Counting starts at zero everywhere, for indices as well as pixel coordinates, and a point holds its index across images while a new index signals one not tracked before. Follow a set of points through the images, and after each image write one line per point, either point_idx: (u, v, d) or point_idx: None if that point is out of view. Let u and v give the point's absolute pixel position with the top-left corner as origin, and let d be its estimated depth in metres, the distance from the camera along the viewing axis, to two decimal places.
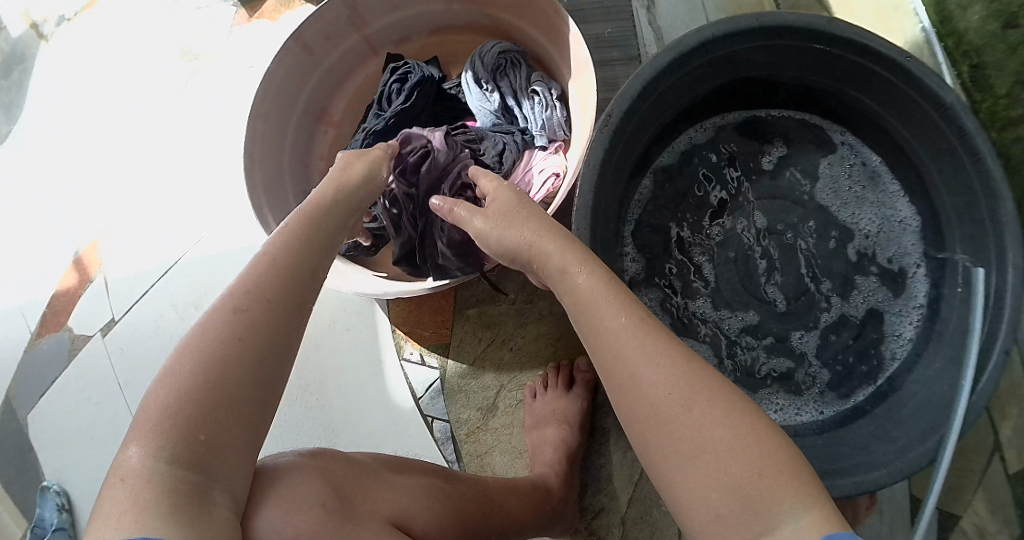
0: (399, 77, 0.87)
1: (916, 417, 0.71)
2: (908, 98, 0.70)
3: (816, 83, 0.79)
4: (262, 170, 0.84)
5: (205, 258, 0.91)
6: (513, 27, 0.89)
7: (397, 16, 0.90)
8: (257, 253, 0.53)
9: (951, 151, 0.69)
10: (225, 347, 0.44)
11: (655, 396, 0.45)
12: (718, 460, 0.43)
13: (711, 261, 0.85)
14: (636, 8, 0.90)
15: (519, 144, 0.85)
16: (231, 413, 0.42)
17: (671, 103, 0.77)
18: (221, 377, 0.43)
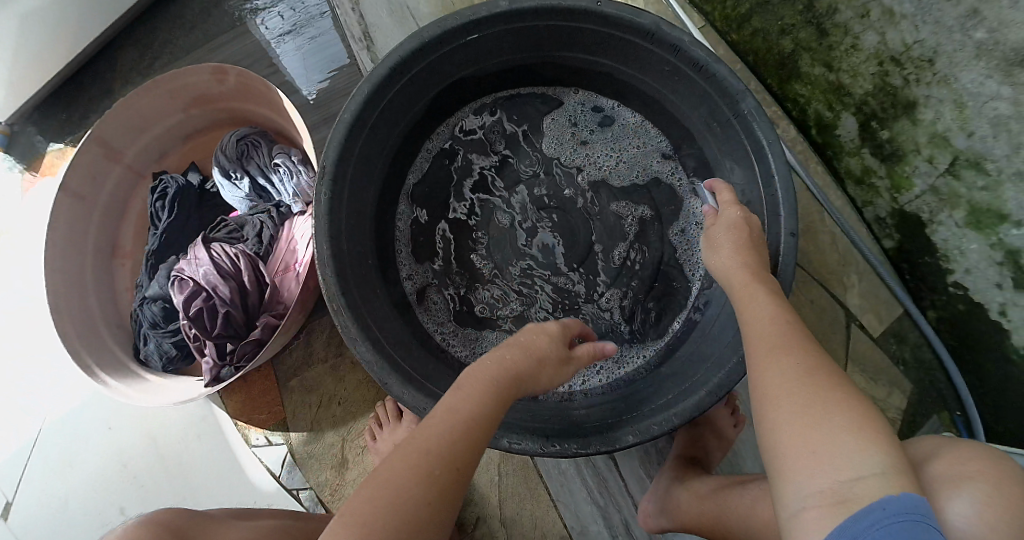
0: (159, 195, 0.93)
1: (716, 315, 0.83)
2: (623, 38, 0.83)
3: (529, 56, 0.90)
4: (71, 319, 0.84)
5: (67, 410, 0.96)
6: (245, 113, 0.96)
7: (147, 137, 0.95)
8: (449, 421, 0.55)
9: (678, 68, 0.82)
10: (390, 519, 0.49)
11: (787, 365, 0.55)
12: (840, 402, 0.51)
13: (490, 248, 0.97)
14: (359, 52, 1.03)
15: (276, 217, 0.89)
16: None
17: (401, 114, 0.86)
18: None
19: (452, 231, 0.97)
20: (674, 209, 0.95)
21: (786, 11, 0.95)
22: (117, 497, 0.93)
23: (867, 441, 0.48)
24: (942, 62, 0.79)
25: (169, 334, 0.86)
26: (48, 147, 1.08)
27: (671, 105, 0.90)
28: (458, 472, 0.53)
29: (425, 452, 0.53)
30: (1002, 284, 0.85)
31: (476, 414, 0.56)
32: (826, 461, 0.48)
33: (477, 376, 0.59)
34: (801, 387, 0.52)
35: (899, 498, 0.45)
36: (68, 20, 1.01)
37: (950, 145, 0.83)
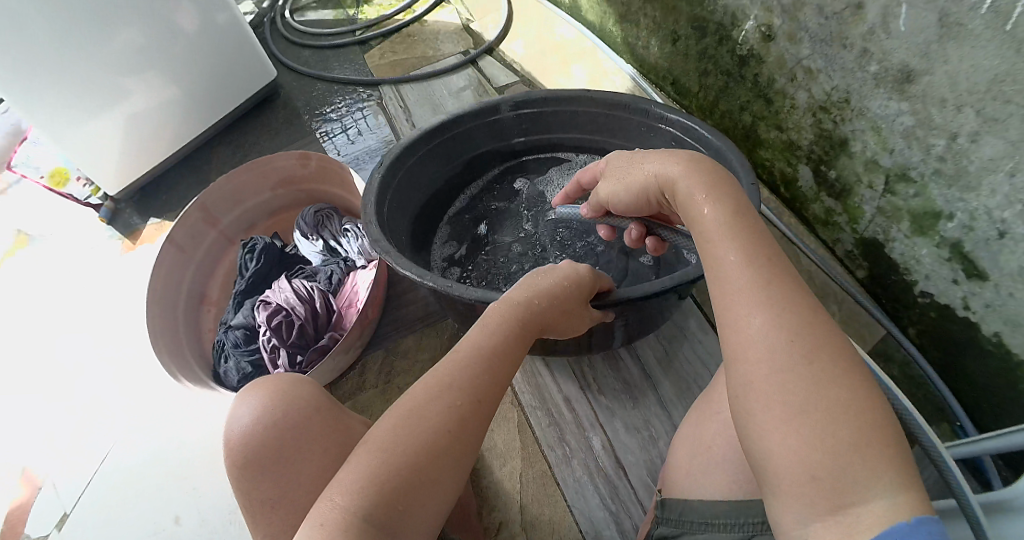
0: (248, 250, 1.14)
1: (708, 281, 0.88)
2: (609, 115, 1.06)
3: (543, 140, 1.16)
4: (164, 338, 1.03)
5: (137, 434, 1.07)
6: (321, 193, 1.20)
7: (240, 209, 1.20)
8: (468, 349, 0.67)
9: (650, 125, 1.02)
10: (422, 425, 0.59)
11: (769, 357, 0.54)
12: (841, 403, 0.50)
13: (506, 265, 1.09)
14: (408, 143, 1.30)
15: (343, 266, 1.09)
16: (415, 479, 0.57)
17: (441, 163, 1.10)
18: (423, 449, 0.58)
19: (475, 256, 1.12)
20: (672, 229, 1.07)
21: (740, 91, 1.17)
22: (165, 509, 0.99)
23: (874, 456, 0.48)
24: (855, 99, 0.99)
25: (248, 353, 1.03)
26: (149, 221, 1.34)
27: None
28: (483, 391, 0.63)
29: (445, 386, 0.62)
30: (957, 278, 0.96)
31: (497, 351, 0.67)
32: (832, 488, 0.48)
33: (493, 323, 0.69)
34: (806, 382, 0.52)
35: (912, 528, 0.45)
36: (174, 122, 1.35)
37: (880, 167, 1.01)
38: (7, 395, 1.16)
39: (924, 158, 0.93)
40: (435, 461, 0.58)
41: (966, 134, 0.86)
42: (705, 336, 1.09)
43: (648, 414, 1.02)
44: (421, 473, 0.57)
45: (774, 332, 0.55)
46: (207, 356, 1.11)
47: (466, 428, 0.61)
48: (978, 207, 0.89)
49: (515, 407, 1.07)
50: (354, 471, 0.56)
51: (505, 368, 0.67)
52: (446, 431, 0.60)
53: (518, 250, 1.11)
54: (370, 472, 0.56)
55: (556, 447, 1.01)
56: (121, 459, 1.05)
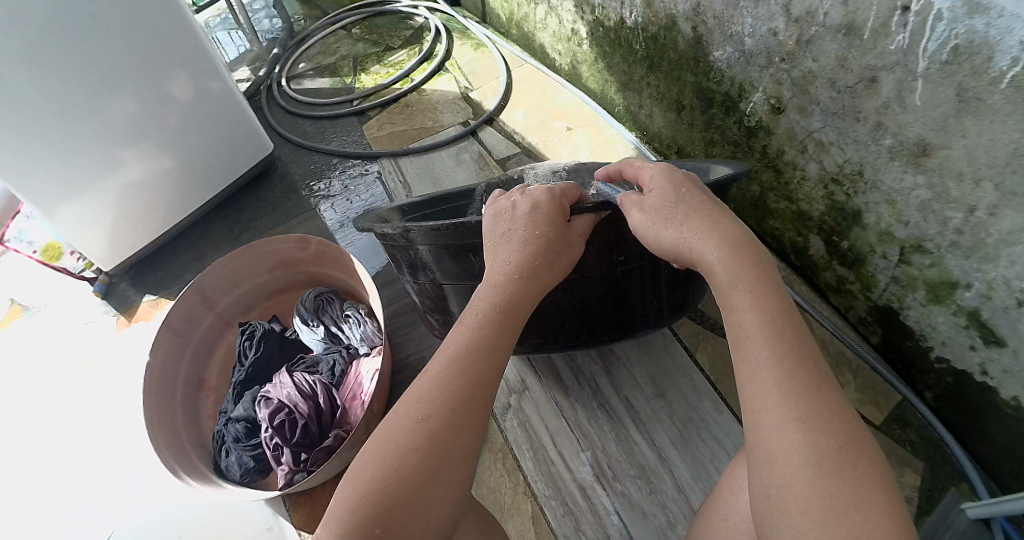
0: (247, 336, 1.10)
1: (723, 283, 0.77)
2: None
3: None
4: (162, 430, 0.96)
5: (124, 533, 0.97)
6: (321, 273, 1.17)
7: (238, 290, 1.15)
8: (452, 350, 0.66)
9: None
10: (406, 436, 0.59)
11: (799, 453, 0.52)
12: (870, 507, 0.49)
13: None
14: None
15: (345, 355, 1.06)
16: (406, 493, 0.56)
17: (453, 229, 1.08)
18: (407, 458, 0.58)
19: None
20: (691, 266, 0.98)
21: (749, 161, 1.16)
22: None
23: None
24: (869, 171, 0.97)
25: (251, 446, 0.97)
26: (145, 298, 1.29)
27: None
28: (468, 389, 0.62)
29: (431, 393, 0.62)
30: (974, 343, 0.93)
31: (481, 347, 0.65)
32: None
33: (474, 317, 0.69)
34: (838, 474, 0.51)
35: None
36: (168, 194, 1.31)
37: (895, 239, 0.98)
38: None
39: (940, 231, 0.90)
40: (433, 469, 0.58)
41: (984, 207, 0.83)
42: (720, 416, 1.04)
43: (666, 500, 0.98)
44: (409, 480, 0.57)
45: (814, 442, 0.52)
46: (206, 446, 1.04)
47: (460, 430, 0.60)
48: (996, 278, 0.86)
49: (527, 498, 1.03)
50: (354, 487, 0.57)
51: (490, 362, 0.65)
52: (437, 434, 0.59)
53: None
54: (367, 485, 0.56)
55: (571, 538, 0.97)
56: None
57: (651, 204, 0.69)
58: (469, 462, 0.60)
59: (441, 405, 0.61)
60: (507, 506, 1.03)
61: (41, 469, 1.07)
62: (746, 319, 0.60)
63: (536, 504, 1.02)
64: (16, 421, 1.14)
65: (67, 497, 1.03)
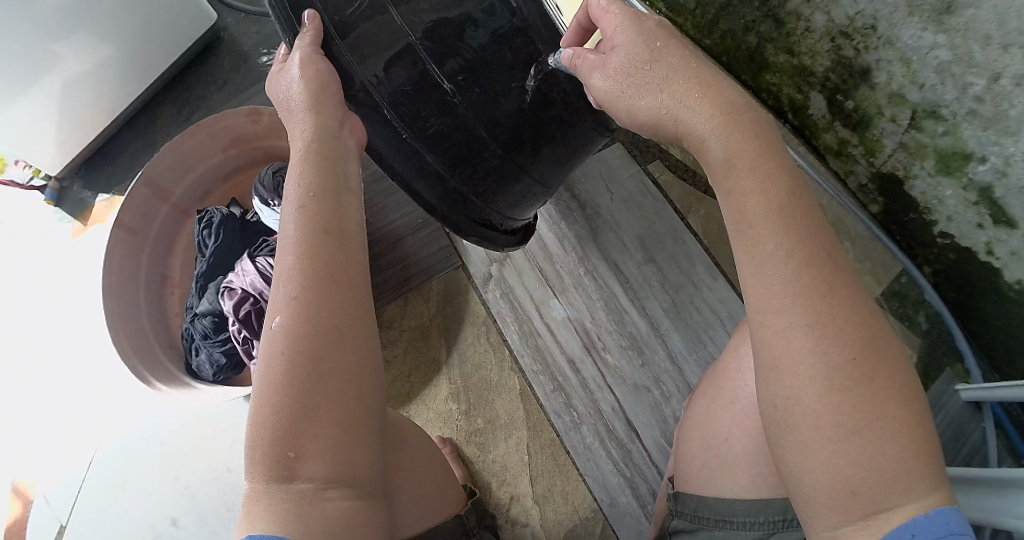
0: (204, 224, 1.02)
1: None
2: None
3: None
4: (128, 336, 0.94)
5: (117, 439, 1.01)
6: (282, 149, 1.07)
7: (192, 177, 1.07)
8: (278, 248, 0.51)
9: None
10: (267, 364, 0.46)
11: (808, 363, 0.41)
12: (879, 420, 0.40)
13: None
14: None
15: None
16: (291, 413, 0.45)
17: None
18: (275, 384, 0.45)
19: None
20: None
21: (744, 9, 1.03)
22: (165, 509, 0.97)
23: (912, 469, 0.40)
24: (883, 26, 0.85)
25: (219, 343, 0.95)
26: (98, 198, 1.19)
27: None
28: (310, 285, 0.48)
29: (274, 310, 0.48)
30: (982, 222, 0.88)
31: (308, 222, 0.51)
32: (873, 502, 0.40)
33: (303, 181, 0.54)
34: (849, 380, 0.41)
35: (932, 518, 0.40)
36: (109, 84, 1.17)
37: (907, 101, 0.89)
38: None
39: (958, 97, 0.81)
40: (312, 375, 0.45)
41: (1011, 75, 0.74)
42: (717, 282, 0.96)
43: (658, 372, 0.94)
44: (289, 399, 0.45)
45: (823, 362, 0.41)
46: (178, 345, 1.02)
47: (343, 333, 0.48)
48: (1014, 153, 0.79)
49: (514, 373, 0.97)
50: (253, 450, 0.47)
51: (332, 232, 0.51)
52: (297, 338, 0.46)
53: None
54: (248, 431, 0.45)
55: (563, 415, 0.94)
56: (106, 469, 1.00)
57: (616, 65, 0.53)
58: (355, 358, 0.48)
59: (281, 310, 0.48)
60: (494, 384, 0.97)
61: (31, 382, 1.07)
62: (750, 207, 0.45)
63: (524, 381, 0.97)
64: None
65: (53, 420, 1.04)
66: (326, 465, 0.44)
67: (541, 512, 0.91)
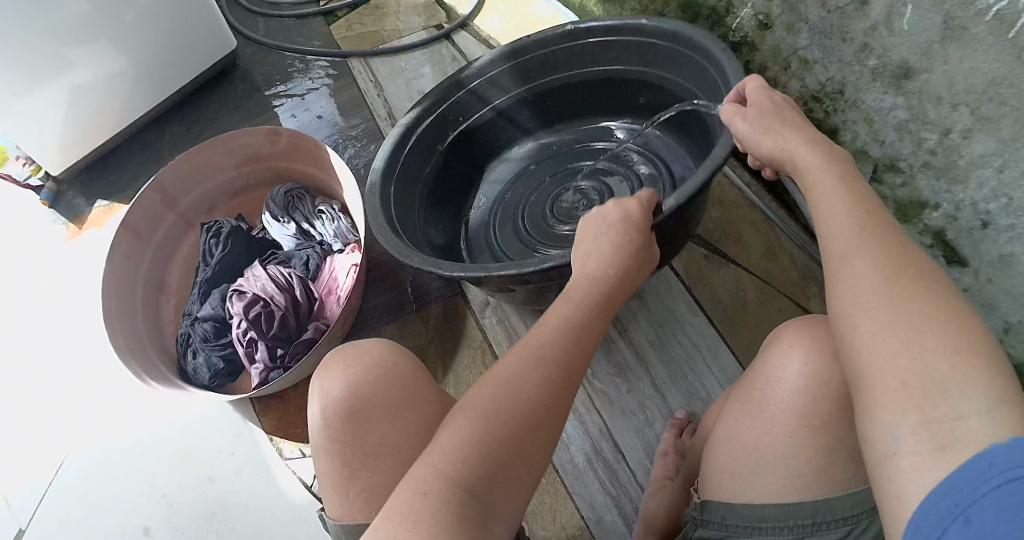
0: (213, 235, 1.05)
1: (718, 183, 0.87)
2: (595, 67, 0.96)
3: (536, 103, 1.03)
4: (124, 334, 0.92)
5: (89, 445, 0.96)
6: (292, 172, 1.11)
7: (202, 189, 1.09)
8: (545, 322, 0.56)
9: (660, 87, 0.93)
10: (508, 402, 0.50)
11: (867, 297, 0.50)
12: (931, 317, 0.39)
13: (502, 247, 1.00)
14: (387, 129, 1.22)
15: (320, 251, 1.01)
16: (504, 455, 0.48)
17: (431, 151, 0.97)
18: (505, 430, 0.49)
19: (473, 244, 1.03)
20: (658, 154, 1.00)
21: None
22: (130, 520, 0.90)
23: (966, 360, 0.37)
24: (850, 90, 0.99)
25: (220, 347, 0.94)
26: (94, 205, 1.18)
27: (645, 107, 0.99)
28: (568, 364, 0.53)
29: (540, 356, 0.53)
30: (938, 265, 0.99)
31: (587, 326, 0.56)
32: (923, 396, 0.37)
33: (582, 282, 0.59)
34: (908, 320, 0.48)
35: (1013, 449, 0.33)
36: (121, 96, 1.20)
37: (870, 157, 1.01)
38: None
39: (914, 150, 0.94)
40: (535, 426, 0.50)
41: (958, 131, 0.87)
42: (698, 318, 1.02)
43: (644, 396, 0.97)
44: (511, 455, 0.49)
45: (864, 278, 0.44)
46: (171, 351, 0.99)
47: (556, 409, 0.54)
48: (964, 200, 0.90)
49: None
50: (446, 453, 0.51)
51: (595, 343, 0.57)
52: (544, 411, 0.51)
53: (507, 224, 1.02)
54: (462, 445, 0.48)
55: None
56: (75, 473, 0.94)
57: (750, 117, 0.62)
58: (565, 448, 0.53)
59: (541, 380, 0.52)
60: None
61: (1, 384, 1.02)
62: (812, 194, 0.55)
63: None
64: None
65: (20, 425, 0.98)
66: (511, 516, 0.48)
67: (530, 529, 0.90)
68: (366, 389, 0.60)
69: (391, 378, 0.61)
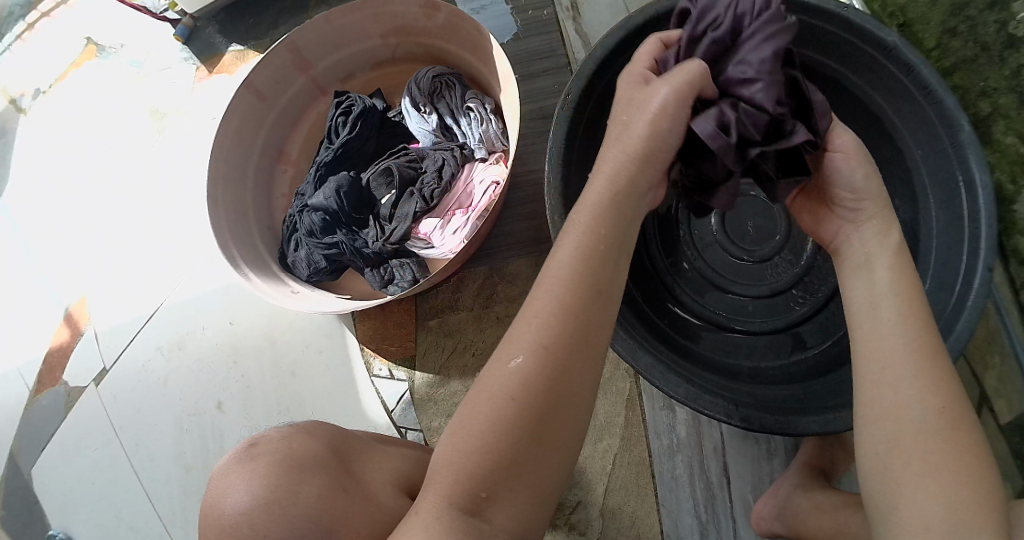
0: (344, 111, 0.91)
1: (951, 273, 0.75)
2: (860, 50, 0.79)
3: None
4: (227, 208, 0.88)
5: (182, 301, 0.96)
6: (442, 52, 0.96)
7: (340, 54, 0.96)
8: (543, 317, 0.50)
9: (922, 115, 0.77)
10: (495, 438, 0.47)
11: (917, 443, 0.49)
12: (962, 477, 0.47)
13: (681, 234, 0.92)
14: (564, 20, 0.97)
15: (458, 157, 0.88)
16: (504, 475, 0.47)
17: None
18: (487, 453, 0.47)
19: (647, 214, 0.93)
20: (889, 183, 0.87)
21: (990, 72, 0.86)
22: (201, 388, 0.94)
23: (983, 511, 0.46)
24: None
25: (324, 245, 0.87)
26: (229, 47, 1.07)
27: (889, 124, 0.82)
28: (548, 392, 0.48)
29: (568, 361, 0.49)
30: None
31: (557, 363, 0.48)
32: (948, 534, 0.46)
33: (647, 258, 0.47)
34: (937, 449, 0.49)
35: None
36: None
37: None
38: (61, 211, 1.06)
39: None
40: (514, 454, 0.47)
41: None
42: None
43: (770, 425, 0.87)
44: (510, 472, 0.47)
45: (922, 403, 0.50)
46: (275, 228, 0.95)
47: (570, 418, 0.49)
48: None
49: (629, 377, 0.90)
50: (486, 420, 0.48)
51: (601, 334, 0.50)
52: (504, 424, 0.47)
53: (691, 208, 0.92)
54: (479, 460, 0.47)
55: (661, 436, 0.87)
56: (161, 328, 0.97)
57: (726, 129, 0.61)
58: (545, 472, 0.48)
59: (538, 388, 0.48)
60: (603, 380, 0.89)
61: (116, 216, 1.03)
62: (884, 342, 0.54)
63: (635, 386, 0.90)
64: (87, 166, 1.07)
65: (128, 263, 1.00)
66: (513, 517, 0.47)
67: (604, 529, 0.86)
68: (271, 473, 0.58)
69: (294, 456, 0.60)
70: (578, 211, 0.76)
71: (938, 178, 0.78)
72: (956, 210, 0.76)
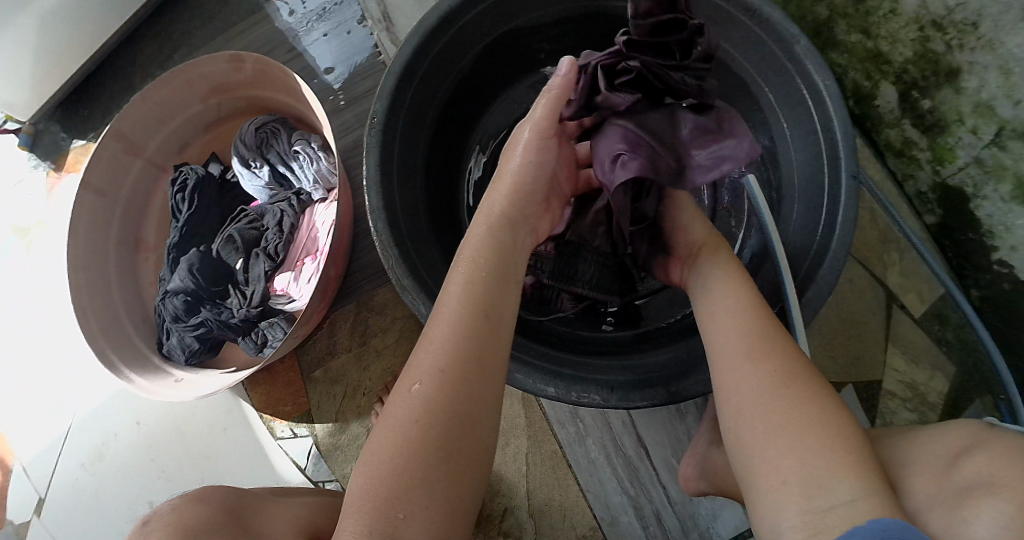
0: (179, 187, 0.90)
1: (805, 193, 0.71)
2: None
3: (594, 22, 0.82)
4: (96, 315, 0.87)
5: (90, 411, 0.97)
6: (264, 100, 0.94)
7: (167, 128, 0.94)
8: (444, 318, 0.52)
9: (755, 36, 0.71)
10: (414, 440, 0.45)
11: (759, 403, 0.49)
12: (814, 425, 0.46)
13: None
14: (378, 34, 0.94)
15: (296, 205, 0.86)
16: (421, 476, 0.44)
17: (434, 100, 0.77)
18: (409, 459, 0.45)
19: None
20: (743, 114, 0.82)
21: None
22: (132, 488, 0.94)
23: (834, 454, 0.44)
24: (988, 25, 0.67)
25: (191, 327, 0.87)
26: (73, 144, 1.07)
27: (727, 55, 0.77)
28: (460, 383, 0.48)
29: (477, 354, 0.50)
30: None
31: (462, 359, 0.49)
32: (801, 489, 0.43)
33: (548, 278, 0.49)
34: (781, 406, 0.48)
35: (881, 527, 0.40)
36: (92, 16, 1.00)
37: (997, 114, 0.71)
38: None
39: None
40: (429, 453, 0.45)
41: None
42: None
43: None
44: (425, 479, 0.45)
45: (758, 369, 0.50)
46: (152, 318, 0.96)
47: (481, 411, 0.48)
48: None
49: None
50: (406, 421, 0.46)
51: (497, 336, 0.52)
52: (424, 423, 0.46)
53: None
54: (390, 473, 0.45)
55: (566, 425, 0.88)
56: (78, 442, 0.97)
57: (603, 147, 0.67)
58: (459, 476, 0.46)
59: (451, 384, 0.48)
60: None
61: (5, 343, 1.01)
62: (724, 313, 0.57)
63: None
64: None
65: (28, 387, 0.99)
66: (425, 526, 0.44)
67: (537, 529, 0.87)
68: None
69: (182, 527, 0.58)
70: (415, 242, 0.71)
71: (786, 98, 0.72)
72: (809, 126, 0.70)
